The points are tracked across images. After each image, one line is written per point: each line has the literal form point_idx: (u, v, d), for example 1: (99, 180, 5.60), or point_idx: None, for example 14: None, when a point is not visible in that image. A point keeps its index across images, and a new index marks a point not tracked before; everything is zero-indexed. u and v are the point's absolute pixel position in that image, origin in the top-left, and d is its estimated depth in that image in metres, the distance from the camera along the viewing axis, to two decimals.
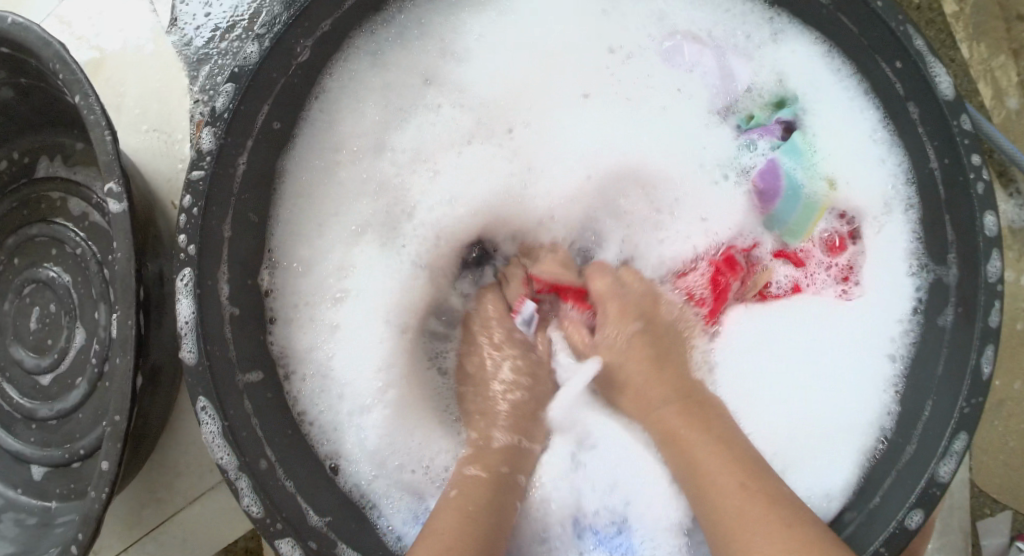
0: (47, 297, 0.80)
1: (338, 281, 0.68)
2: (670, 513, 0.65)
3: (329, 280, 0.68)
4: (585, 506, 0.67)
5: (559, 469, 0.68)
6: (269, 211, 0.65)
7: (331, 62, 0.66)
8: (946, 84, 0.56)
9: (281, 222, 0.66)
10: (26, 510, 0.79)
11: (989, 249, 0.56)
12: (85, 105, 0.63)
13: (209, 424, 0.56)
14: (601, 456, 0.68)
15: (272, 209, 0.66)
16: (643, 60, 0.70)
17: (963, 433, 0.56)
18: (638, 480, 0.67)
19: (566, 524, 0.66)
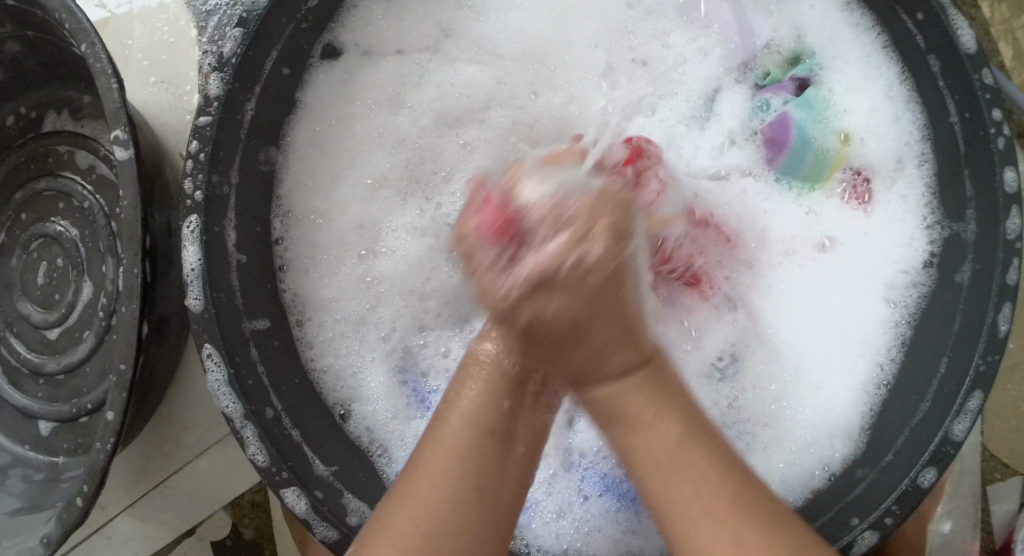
0: (55, 251, 0.80)
1: (360, 235, 0.68)
2: None
3: (349, 233, 0.67)
4: (593, 453, 0.62)
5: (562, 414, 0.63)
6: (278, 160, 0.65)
7: (342, 11, 0.65)
8: (968, 36, 0.54)
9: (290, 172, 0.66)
10: (33, 465, 0.79)
11: (1009, 205, 0.55)
12: (91, 53, 0.62)
13: (215, 372, 0.56)
14: None
15: (279, 158, 0.65)
16: (661, 16, 0.69)
17: (978, 393, 0.55)
18: None
19: (568, 471, 0.62)
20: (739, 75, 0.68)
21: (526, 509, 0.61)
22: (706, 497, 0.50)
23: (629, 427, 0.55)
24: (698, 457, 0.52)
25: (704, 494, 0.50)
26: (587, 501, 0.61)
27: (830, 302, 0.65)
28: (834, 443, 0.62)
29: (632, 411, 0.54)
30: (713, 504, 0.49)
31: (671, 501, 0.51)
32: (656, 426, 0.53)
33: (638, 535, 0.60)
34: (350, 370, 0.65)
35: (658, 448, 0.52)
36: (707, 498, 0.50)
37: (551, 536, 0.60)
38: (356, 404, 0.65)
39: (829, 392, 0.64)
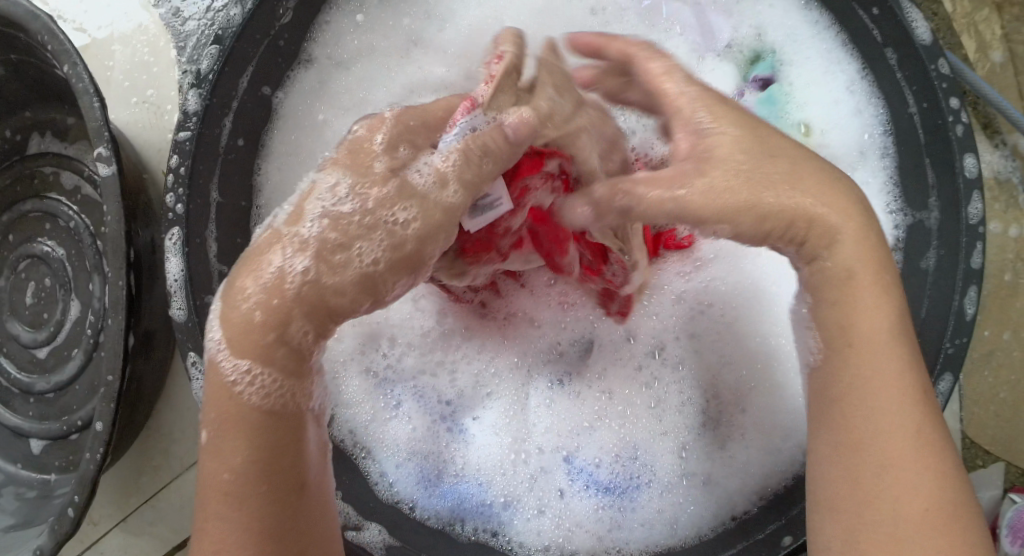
0: (42, 271, 0.81)
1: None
2: (668, 453, 0.62)
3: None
4: (578, 448, 0.63)
5: (554, 412, 0.64)
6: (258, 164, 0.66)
7: (314, 28, 0.67)
8: (922, 28, 0.56)
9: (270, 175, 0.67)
10: (26, 483, 0.80)
11: (970, 191, 0.57)
12: (74, 74, 0.63)
13: (198, 379, 0.57)
14: (594, 400, 0.64)
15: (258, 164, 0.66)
16: (623, 21, 0.70)
17: (948, 376, 0.56)
18: (637, 418, 0.63)
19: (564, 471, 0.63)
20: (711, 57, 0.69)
21: (508, 505, 0.62)
22: (901, 473, 0.42)
23: (854, 355, 0.45)
24: (915, 403, 0.43)
25: (918, 438, 0.43)
26: (567, 496, 0.62)
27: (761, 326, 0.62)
28: (790, 446, 0.60)
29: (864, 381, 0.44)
30: (903, 448, 0.43)
31: (867, 443, 0.43)
32: (877, 364, 0.44)
33: (625, 529, 0.61)
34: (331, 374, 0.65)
35: (879, 401, 0.43)
36: (921, 439, 0.43)
37: (532, 532, 0.61)
38: (340, 409, 0.63)
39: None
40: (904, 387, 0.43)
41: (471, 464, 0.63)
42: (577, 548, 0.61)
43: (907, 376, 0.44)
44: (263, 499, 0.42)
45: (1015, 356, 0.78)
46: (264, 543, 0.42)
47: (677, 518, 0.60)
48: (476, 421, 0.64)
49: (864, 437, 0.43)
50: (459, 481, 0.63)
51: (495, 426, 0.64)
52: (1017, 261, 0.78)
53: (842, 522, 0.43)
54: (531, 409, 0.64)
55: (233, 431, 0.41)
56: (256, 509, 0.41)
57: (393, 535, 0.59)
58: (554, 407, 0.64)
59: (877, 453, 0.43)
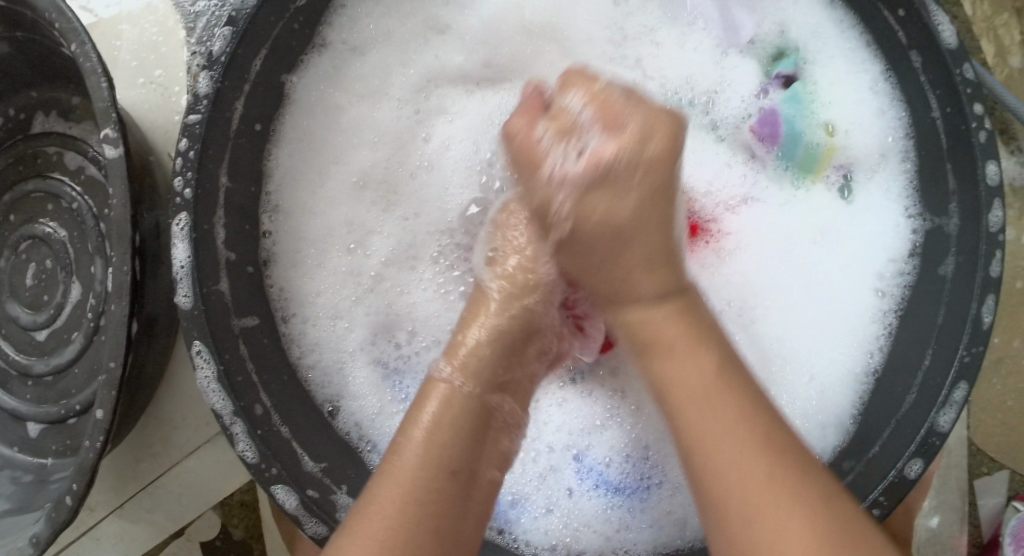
0: (43, 253, 0.80)
1: (349, 231, 0.68)
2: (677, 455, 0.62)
3: (337, 228, 0.68)
4: (588, 448, 0.63)
5: (570, 410, 0.65)
6: (270, 141, 0.65)
7: (330, 12, 0.65)
8: (949, 32, 0.55)
9: (282, 153, 0.66)
10: (23, 467, 0.79)
11: (991, 198, 0.56)
12: (81, 53, 0.62)
13: (204, 368, 0.56)
14: (609, 399, 0.64)
15: (271, 139, 0.65)
16: (644, 14, 0.69)
17: (961, 387, 0.56)
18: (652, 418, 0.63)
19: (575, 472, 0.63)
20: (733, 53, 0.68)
21: (516, 503, 0.62)
22: (762, 475, 0.49)
23: (649, 340, 0.57)
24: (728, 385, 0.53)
25: (750, 426, 0.51)
26: (575, 494, 0.62)
27: (795, 311, 0.66)
28: (826, 432, 0.63)
29: (679, 390, 0.54)
30: (744, 451, 0.50)
31: (710, 453, 0.51)
32: (687, 356, 0.55)
33: (632, 530, 0.61)
34: (337, 364, 0.66)
35: (671, 372, 0.55)
36: (754, 440, 0.51)
37: (539, 531, 0.61)
38: (344, 401, 0.65)
39: (835, 372, 0.64)
40: (697, 346, 0.55)
41: None
42: (585, 548, 0.60)
43: (743, 425, 0.51)
44: (417, 480, 0.51)
45: None
46: (411, 516, 0.50)
47: (685, 520, 0.60)
48: None
49: (703, 454, 0.52)
50: None
51: None
52: None
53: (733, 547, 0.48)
54: (546, 408, 0.65)
55: (457, 406, 0.56)
56: (403, 490, 0.51)
57: None
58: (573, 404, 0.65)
59: (705, 447, 0.52)
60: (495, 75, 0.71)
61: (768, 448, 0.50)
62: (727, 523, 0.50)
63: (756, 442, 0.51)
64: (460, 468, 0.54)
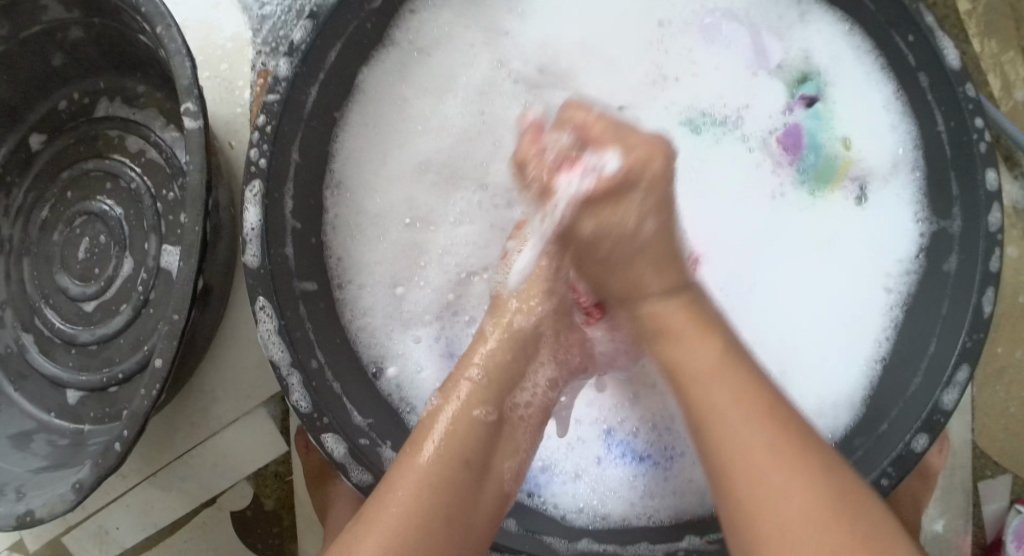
0: (97, 229, 0.84)
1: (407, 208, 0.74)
2: None
3: (396, 204, 0.74)
4: (619, 423, 0.67)
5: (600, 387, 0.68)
6: (336, 124, 0.70)
7: (402, 15, 0.71)
8: (952, 55, 0.63)
9: (346, 135, 0.71)
10: (59, 432, 0.82)
11: (989, 203, 0.62)
12: (166, 35, 0.69)
13: (266, 322, 0.61)
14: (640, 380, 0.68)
15: (337, 123, 0.70)
16: (686, 36, 0.76)
17: (965, 371, 0.61)
18: None
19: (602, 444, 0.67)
20: (768, 75, 0.75)
21: (545, 469, 0.65)
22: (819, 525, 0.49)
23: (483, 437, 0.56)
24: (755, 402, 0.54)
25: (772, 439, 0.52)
26: (602, 464, 0.66)
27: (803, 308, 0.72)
28: (838, 411, 0.68)
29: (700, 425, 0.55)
30: (776, 463, 0.51)
31: (724, 439, 0.53)
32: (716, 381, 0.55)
33: (654, 498, 0.64)
34: (385, 329, 0.70)
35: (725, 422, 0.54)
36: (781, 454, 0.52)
37: (568, 496, 0.64)
38: (388, 362, 0.69)
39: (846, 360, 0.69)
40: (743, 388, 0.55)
41: None
42: (610, 512, 0.64)
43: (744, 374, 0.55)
44: (434, 467, 0.54)
45: (1023, 374, 0.82)
46: (420, 505, 0.52)
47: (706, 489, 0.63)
48: None
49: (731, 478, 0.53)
50: None
51: None
52: None
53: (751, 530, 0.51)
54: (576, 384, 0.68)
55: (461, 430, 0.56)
56: (416, 479, 0.53)
57: None
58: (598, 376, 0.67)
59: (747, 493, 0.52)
60: (548, 82, 0.77)
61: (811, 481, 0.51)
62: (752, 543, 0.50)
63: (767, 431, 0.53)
64: (472, 458, 0.56)
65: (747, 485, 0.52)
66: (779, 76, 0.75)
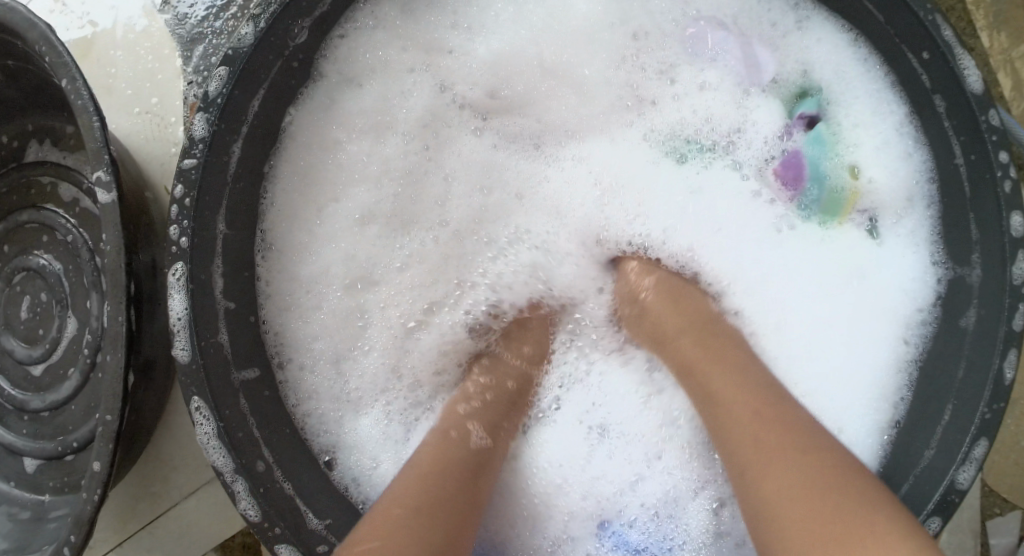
0: (37, 286, 0.78)
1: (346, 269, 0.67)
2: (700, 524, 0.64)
3: (335, 265, 0.66)
4: (618, 513, 0.65)
5: (592, 473, 0.66)
6: (265, 178, 0.63)
7: (328, 42, 0.63)
8: (974, 77, 0.53)
9: (277, 188, 0.64)
10: (19, 503, 0.78)
11: (1016, 250, 0.54)
12: (72, 90, 0.59)
13: (204, 424, 0.54)
14: (633, 466, 0.66)
15: (267, 177, 0.63)
16: (665, 49, 0.68)
17: (981, 444, 0.54)
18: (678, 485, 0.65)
19: (596, 535, 0.65)
20: (758, 92, 0.67)
21: None
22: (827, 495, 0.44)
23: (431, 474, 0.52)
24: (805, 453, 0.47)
25: (814, 488, 0.45)
26: (600, 554, 0.64)
27: (801, 360, 0.66)
28: None
29: (739, 456, 0.50)
30: (817, 487, 0.45)
31: (773, 513, 0.45)
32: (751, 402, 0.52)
33: None
34: (333, 414, 0.65)
35: (761, 477, 0.47)
36: (839, 492, 0.44)
37: None
38: (342, 451, 0.64)
39: (847, 423, 0.64)
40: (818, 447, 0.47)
41: (502, 522, 0.64)
42: None
43: (794, 430, 0.49)
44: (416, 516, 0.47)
45: None
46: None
47: None
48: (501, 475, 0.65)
49: (747, 468, 0.49)
50: (485, 540, 0.63)
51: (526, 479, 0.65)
52: None
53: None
54: (566, 469, 0.66)
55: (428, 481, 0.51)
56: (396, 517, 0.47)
57: None
58: (597, 463, 0.66)
59: (783, 517, 0.45)
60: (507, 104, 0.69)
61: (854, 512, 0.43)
62: (768, 531, 0.45)
63: (821, 471, 0.45)
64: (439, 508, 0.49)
65: (773, 533, 0.45)
66: (771, 95, 0.67)
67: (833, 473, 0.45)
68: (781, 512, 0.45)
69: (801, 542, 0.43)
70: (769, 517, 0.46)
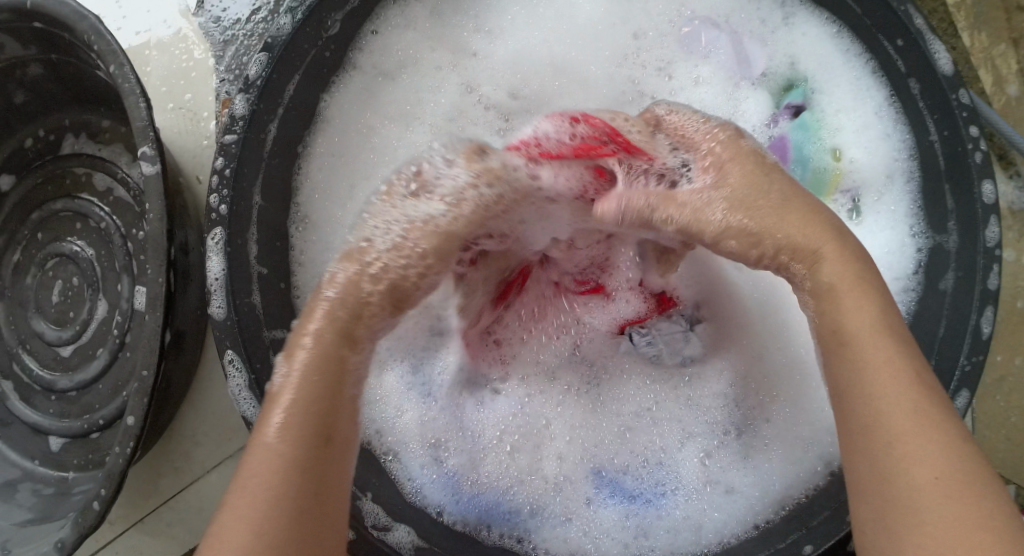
0: (70, 270, 0.82)
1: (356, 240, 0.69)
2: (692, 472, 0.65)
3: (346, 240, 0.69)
4: (611, 463, 0.66)
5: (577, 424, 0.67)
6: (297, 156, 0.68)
7: (361, 35, 0.69)
8: (944, 59, 0.59)
9: (309, 166, 0.69)
10: (43, 480, 0.80)
11: (987, 215, 0.59)
12: (120, 74, 0.64)
13: (236, 377, 0.59)
14: (624, 414, 0.67)
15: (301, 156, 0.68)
16: (662, 48, 0.73)
17: (964, 394, 0.58)
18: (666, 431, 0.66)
19: (591, 483, 0.66)
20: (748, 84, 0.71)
21: (533, 513, 0.65)
22: (928, 434, 0.43)
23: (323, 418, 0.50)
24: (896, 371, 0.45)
25: (917, 410, 0.44)
26: (594, 504, 0.65)
27: None
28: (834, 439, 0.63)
29: (855, 349, 0.47)
30: (922, 418, 0.44)
31: (881, 424, 0.44)
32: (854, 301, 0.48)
33: (651, 538, 0.64)
34: None
35: (869, 378, 0.45)
36: (924, 414, 0.44)
37: (558, 539, 0.64)
38: (363, 409, 0.67)
39: None
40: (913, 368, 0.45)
41: (493, 472, 0.66)
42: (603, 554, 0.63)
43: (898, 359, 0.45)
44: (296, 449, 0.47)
45: None
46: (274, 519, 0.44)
47: (701, 524, 0.63)
48: (488, 426, 0.67)
49: (851, 370, 0.47)
50: (480, 490, 0.65)
51: (511, 429, 0.67)
52: None
53: (870, 503, 0.44)
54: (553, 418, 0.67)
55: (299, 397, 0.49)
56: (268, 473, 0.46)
57: (420, 537, 0.62)
58: (581, 418, 0.67)
59: (889, 431, 0.44)
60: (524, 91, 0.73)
61: (946, 442, 0.43)
62: (868, 435, 0.45)
63: (911, 390, 0.45)
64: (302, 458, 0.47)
65: (891, 451, 0.44)
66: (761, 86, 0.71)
67: (903, 386, 0.45)
68: (913, 454, 0.43)
69: (907, 475, 0.43)
70: (879, 427, 0.44)
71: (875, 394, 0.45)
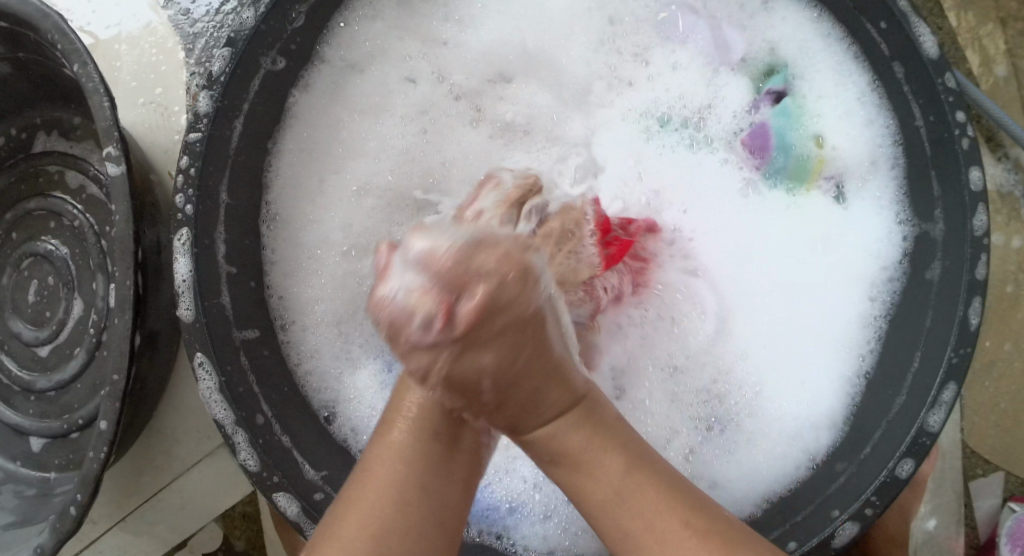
0: (45, 270, 0.81)
1: (345, 236, 0.70)
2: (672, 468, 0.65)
3: (332, 233, 0.69)
4: None
5: None
6: (267, 153, 0.66)
7: (329, 27, 0.67)
8: (929, 43, 0.56)
9: (279, 162, 0.68)
10: (25, 482, 0.80)
11: (975, 203, 0.57)
12: (83, 74, 0.63)
13: (206, 379, 0.57)
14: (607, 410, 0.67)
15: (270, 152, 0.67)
16: (638, 34, 0.71)
17: (951, 387, 0.56)
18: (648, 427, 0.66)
19: None
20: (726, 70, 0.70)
21: (514, 510, 0.65)
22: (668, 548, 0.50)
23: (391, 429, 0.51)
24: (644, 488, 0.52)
25: (662, 522, 0.51)
26: None
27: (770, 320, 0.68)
28: (820, 433, 0.64)
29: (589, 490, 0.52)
30: (660, 517, 0.51)
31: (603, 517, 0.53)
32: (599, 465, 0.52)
33: None
34: (334, 371, 0.67)
35: (616, 516, 0.52)
36: (677, 522, 0.51)
37: (538, 536, 0.64)
38: (341, 407, 0.67)
39: (820, 375, 0.66)
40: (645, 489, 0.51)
41: None
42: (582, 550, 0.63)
43: (656, 494, 0.51)
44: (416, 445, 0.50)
45: (1015, 366, 0.79)
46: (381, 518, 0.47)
47: None
48: None
49: (609, 522, 0.52)
50: None
51: None
52: (1019, 274, 0.79)
53: None
54: None
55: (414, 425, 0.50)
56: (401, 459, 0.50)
57: None
58: None
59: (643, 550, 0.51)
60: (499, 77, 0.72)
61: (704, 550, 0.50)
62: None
63: (689, 537, 0.51)
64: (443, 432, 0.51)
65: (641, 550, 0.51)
66: (742, 72, 0.70)
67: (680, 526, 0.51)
68: (660, 548, 0.51)
69: None
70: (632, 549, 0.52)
71: (611, 504, 0.52)
